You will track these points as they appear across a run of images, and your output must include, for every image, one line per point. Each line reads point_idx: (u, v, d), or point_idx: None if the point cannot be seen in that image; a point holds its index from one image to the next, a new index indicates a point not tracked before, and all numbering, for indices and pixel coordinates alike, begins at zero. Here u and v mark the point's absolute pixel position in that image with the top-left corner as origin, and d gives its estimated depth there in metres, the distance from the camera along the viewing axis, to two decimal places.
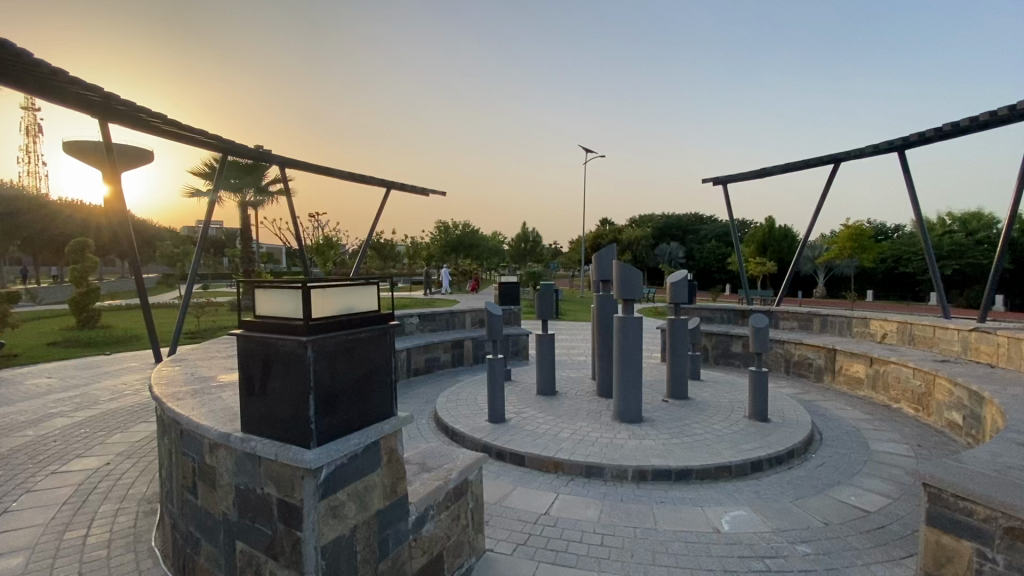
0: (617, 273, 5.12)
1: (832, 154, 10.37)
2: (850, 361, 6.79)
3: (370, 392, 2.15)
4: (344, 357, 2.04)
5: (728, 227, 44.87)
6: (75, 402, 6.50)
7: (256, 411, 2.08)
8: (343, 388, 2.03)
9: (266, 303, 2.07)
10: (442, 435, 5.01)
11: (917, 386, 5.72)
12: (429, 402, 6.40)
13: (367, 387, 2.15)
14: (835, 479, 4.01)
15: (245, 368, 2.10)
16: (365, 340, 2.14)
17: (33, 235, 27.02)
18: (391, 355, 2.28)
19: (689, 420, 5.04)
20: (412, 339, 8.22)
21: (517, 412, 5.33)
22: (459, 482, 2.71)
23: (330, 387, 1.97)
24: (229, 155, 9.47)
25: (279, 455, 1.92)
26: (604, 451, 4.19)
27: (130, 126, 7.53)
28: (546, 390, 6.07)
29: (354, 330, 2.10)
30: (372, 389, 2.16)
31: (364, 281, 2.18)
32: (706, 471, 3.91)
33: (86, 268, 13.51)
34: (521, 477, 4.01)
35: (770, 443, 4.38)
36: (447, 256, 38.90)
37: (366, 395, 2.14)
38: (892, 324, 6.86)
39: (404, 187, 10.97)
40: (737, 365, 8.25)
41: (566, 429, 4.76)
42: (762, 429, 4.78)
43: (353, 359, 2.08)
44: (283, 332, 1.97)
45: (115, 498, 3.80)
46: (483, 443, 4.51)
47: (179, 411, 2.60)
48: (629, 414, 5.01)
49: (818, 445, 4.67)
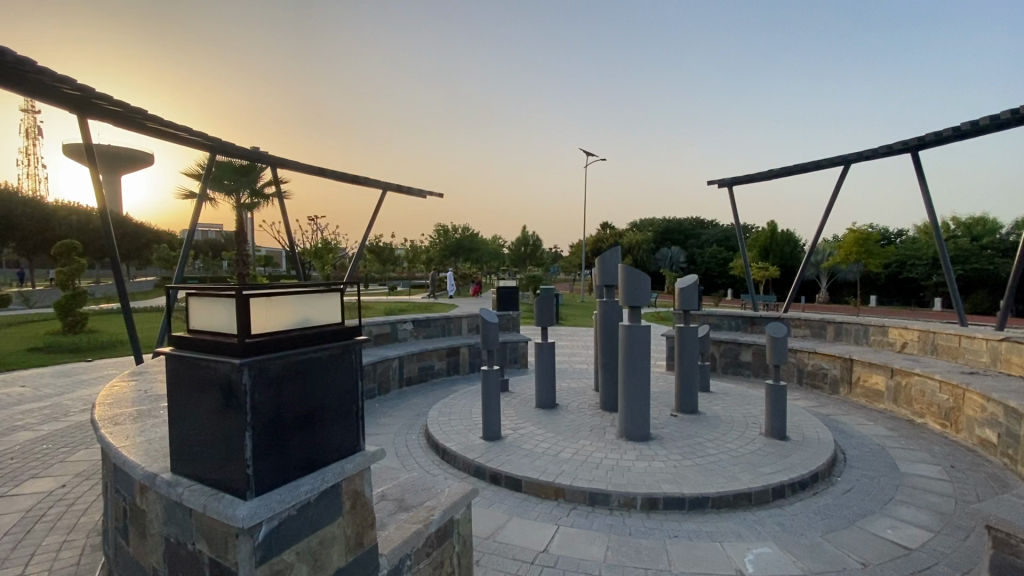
0: (622, 277, 4.69)
1: (842, 156, 10.02)
2: (869, 372, 6.39)
3: (328, 424, 1.75)
4: (295, 383, 1.64)
5: (730, 231, 44.53)
6: (44, 414, 6.09)
7: (186, 448, 1.69)
8: (292, 422, 1.64)
9: (202, 314, 1.68)
10: (432, 454, 4.60)
11: (944, 400, 5.31)
12: (420, 415, 5.99)
13: (326, 418, 1.75)
14: (866, 507, 3.60)
15: (174, 395, 1.71)
16: (323, 362, 1.74)
17: (27, 236, 26.63)
18: (358, 379, 1.89)
19: (701, 438, 4.64)
20: (406, 346, 7.83)
21: (514, 427, 4.93)
22: (443, 523, 2.31)
23: (274, 422, 1.58)
24: (218, 154, 9.10)
25: (207, 507, 1.53)
26: (609, 475, 3.78)
27: (109, 121, 7.14)
28: (546, 403, 5.67)
29: (309, 349, 1.70)
30: (331, 420, 1.77)
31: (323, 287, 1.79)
32: (723, 499, 3.51)
33: (74, 270, 13.01)
34: (517, 505, 3.60)
35: (792, 466, 3.97)
36: (446, 260, 38.56)
37: (324, 430, 1.74)
38: (913, 333, 6.46)
39: (400, 188, 10.59)
40: (746, 375, 7.87)
41: (567, 448, 4.36)
42: (781, 449, 4.37)
43: (307, 386, 1.68)
44: (215, 353, 1.57)
45: (62, 529, 3.39)
46: (476, 464, 4.11)
47: (112, 440, 2.20)
48: (635, 431, 4.61)
49: (843, 468, 4.26)
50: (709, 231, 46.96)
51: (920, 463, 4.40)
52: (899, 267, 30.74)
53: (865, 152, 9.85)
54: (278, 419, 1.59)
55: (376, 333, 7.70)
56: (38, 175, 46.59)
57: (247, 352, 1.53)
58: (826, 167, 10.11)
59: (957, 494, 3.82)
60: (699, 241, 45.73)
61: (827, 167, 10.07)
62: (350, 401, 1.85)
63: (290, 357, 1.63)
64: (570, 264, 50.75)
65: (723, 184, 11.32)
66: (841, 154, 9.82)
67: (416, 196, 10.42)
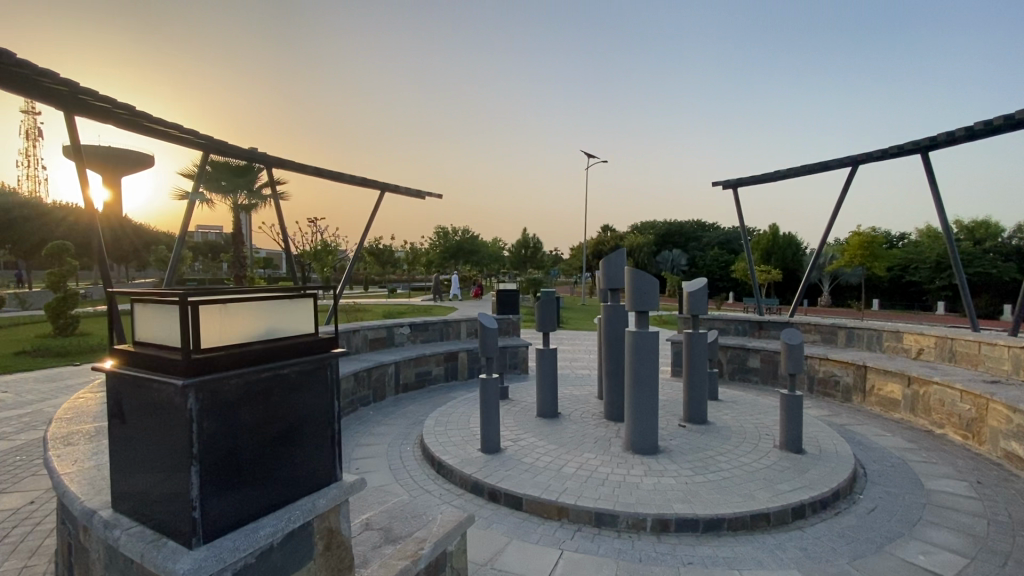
0: (629, 281, 4.43)
1: (849, 157, 9.79)
2: (884, 380, 6.12)
3: (297, 452, 1.50)
4: (257, 406, 1.39)
5: (731, 234, 44.29)
6: (23, 422, 5.83)
7: (129, 482, 1.44)
8: (252, 452, 1.39)
9: (148, 324, 1.44)
10: (428, 467, 4.35)
11: (965, 411, 5.04)
12: (416, 424, 5.73)
13: (295, 445, 1.50)
14: (893, 528, 3.34)
15: (115, 418, 1.46)
16: (290, 380, 1.49)
17: (25, 237, 26.42)
18: (336, 397, 1.64)
19: (712, 451, 4.37)
20: (402, 351, 7.57)
21: (514, 439, 4.67)
22: (434, 557, 2.05)
23: (229, 454, 1.33)
24: (212, 153, 8.89)
25: (147, 557, 1.28)
26: (616, 493, 3.53)
27: (98, 119, 6.93)
28: (548, 413, 5.41)
29: (273, 364, 1.45)
30: (301, 447, 1.52)
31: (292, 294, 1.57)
32: (739, 520, 3.25)
33: (67, 272, 12.74)
34: (517, 526, 3.34)
35: (811, 483, 3.72)
36: (446, 262, 38.32)
37: (292, 459, 1.49)
38: (930, 339, 6.20)
39: (398, 189, 10.37)
40: (754, 382, 7.62)
41: (571, 462, 4.10)
42: (798, 464, 4.10)
43: (271, 408, 1.43)
44: (156, 372, 1.32)
45: (24, 552, 3.13)
46: (473, 480, 3.85)
47: (59, 465, 1.95)
48: (642, 444, 4.35)
49: (865, 484, 3.99)
50: (711, 234, 46.80)
51: (945, 478, 4.14)
52: (902, 270, 30.49)
53: (873, 153, 9.63)
54: (234, 450, 1.34)
55: (372, 338, 7.44)
56: (40, 176, 46.56)
57: (194, 371, 1.27)
58: (834, 168, 9.88)
59: (990, 513, 3.54)
60: (699, 244, 45.51)
61: (835, 168, 9.84)
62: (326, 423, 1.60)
63: (250, 375, 1.38)
64: (571, 267, 50.52)
65: (727, 186, 11.10)
66: (849, 155, 9.59)
67: (414, 197, 10.19)
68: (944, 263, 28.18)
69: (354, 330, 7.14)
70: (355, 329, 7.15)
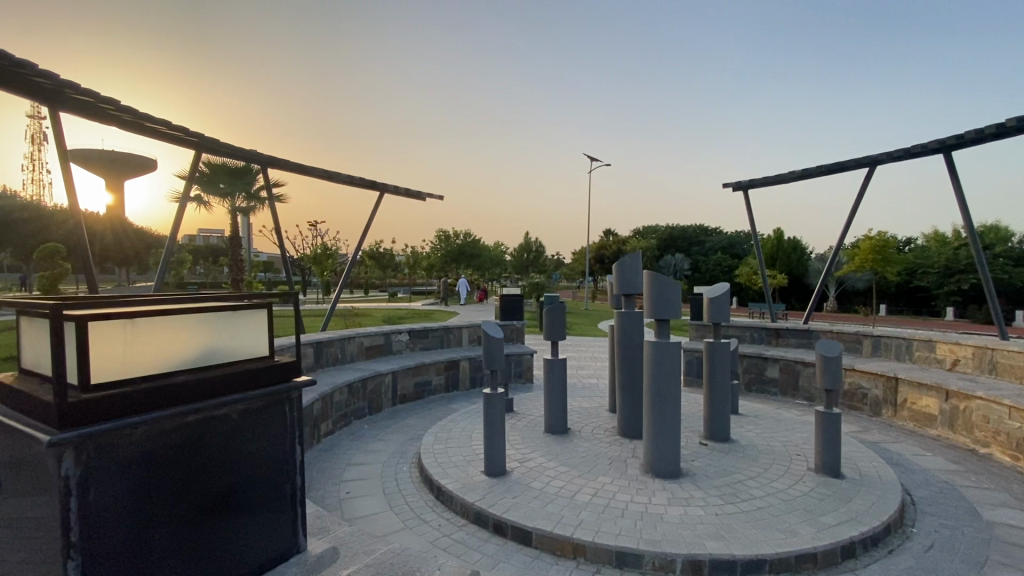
0: (648, 286, 3.98)
1: (868, 158, 9.39)
2: (919, 393, 5.71)
3: (235, 521, 1.14)
4: (186, 458, 1.05)
5: (735, 239, 43.92)
6: None
7: None
8: (179, 520, 1.04)
9: (40, 344, 1.09)
10: (426, 492, 3.95)
11: (1014, 429, 4.61)
12: (413, 439, 5.31)
13: (233, 511, 1.14)
14: (959, 571, 2.91)
15: None
16: (227, 426, 1.12)
17: (22, 241, 26.06)
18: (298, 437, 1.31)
19: (741, 475, 3.95)
20: (400, 359, 7.16)
21: (520, 458, 4.26)
22: None
23: (143, 526, 0.98)
24: (205, 152, 8.51)
25: None
26: (639, 527, 3.11)
27: (83, 115, 6.55)
28: (557, 429, 4.99)
29: (202, 406, 1.08)
30: (241, 514, 1.15)
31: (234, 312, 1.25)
32: (783, 561, 2.82)
33: (56, 276, 12.32)
34: (527, 566, 2.92)
35: (857, 515, 3.30)
36: (447, 266, 37.93)
37: (238, 522, 1.15)
38: (966, 349, 5.77)
39: (399, 190, 10.01)
40: (773, 393, 7.21)
41: (585, 488, 3.68)
42: (838, 491, 3.67)
43: (196, 466, 1.07)
44: (30, 418, 0.96)
45: None
46: (476, 508, 3.43)
47: None
48: (664, 468, 3.91)
49: (916, 516, 3.57)
50: (714, 239, 46.39)
51: (1005, 506, 3.70)
52: (910, 275, 30.03)
53: (893, 153, 9.22)
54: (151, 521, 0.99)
55: (368, 345, 7.03)
56: (41, 180, 46.42)
57: (87, 416, 0.92)
58: (851, 168, 9.48)
59: None
60: (702, 249, 45.15)
61: (853, 169, 9.43)
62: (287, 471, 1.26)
63: (164, 423, 1.01)
64: (573, 272, 50.12)
65: (738, 187, 10.69)
66: (868, 155, 9.19)
67: (415, 199, 9.79)
68: (953, 269, 27.69)
69: (349, 338, 6.73)
70: (351, 336, 6.75)
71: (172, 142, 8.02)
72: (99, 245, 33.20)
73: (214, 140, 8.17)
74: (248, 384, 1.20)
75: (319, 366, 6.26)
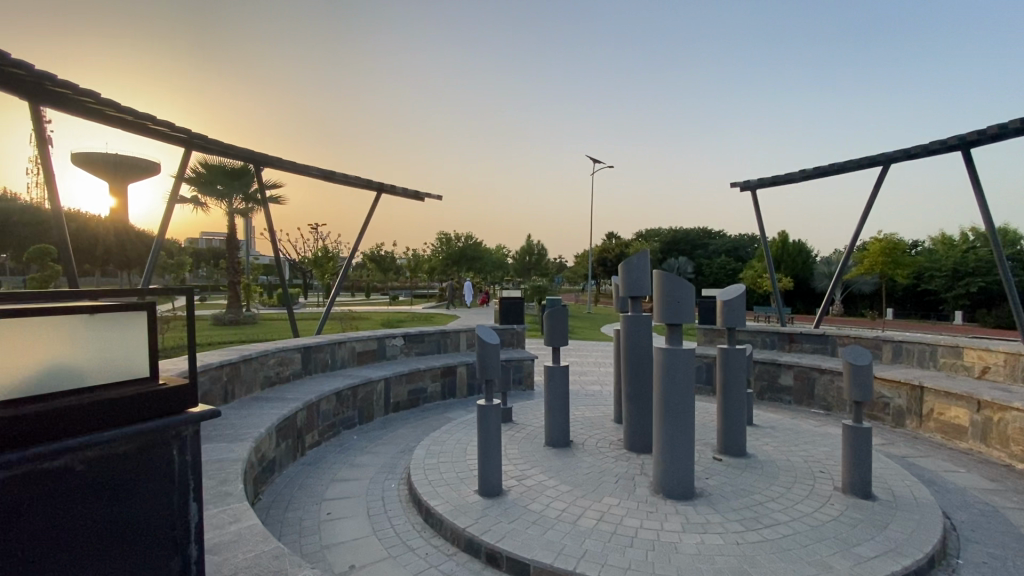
0: (657, 286, 3.60)
1: (882, 156, 9.04)
2: (947, 403, 5.33)
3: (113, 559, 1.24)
4: (69, 495, 1.15)
5: (739, 242, 43.61)
6: None
7: None
8: (61, 556, 1.16)
9: None
10: (414, 514, 3.59)
11: None
12: (405, 452, 4.96)
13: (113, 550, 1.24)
14: None
15: None
16: (114, 468, 1.23)
17: (19, 243, 25.80)
18: (195, 455, 1.41)
19: (762, 496, 3.57)
20: (393, 365, 6.81)
21: (518, 476, 3.90)
22: None
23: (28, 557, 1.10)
24: (195, 150, 8.21)
25: None
26: (652, 560, 2.74)
27: (62, 109, 6.24)
28: (560, 442, 4.63)
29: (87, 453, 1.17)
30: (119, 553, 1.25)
31: (105, 318, 1.32)
32: None
33: (46, 278, 11.99)
34: None
35: (896, 546, 2.92)
36: (449, 269, 37.59)
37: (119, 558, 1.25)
38: (997, 356, 5.39)
39: (397, 190, 9.69)
40: (787, 401, 6.84)
41: (590, 511, 3.31)
42: (872, 516, 3.30)
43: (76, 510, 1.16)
44: None
45: None
46: (467, 535, 3.07)
47: None
48: (676, 488, 3.53)
49: (959, 546, 3.19)
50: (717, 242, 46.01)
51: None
52: (917, 279, 29.59)
53: (908, 151, 8.87)
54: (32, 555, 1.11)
55: (360, 350, 6.68)
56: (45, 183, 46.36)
57: None
58: (865, 167, 9.12)
59: None
60: (706, 252, 44.83)
61: (866, 168, 9.09)
62: (184, 488, 1.37)
63: (44, 469, 1.10)
64: (574, 275, 49.77)
65: (746, 187, 10.33)
66: (883, 153, 8.83)
67: (412, 199, 9.47)
68: (962, 272, 27.25)
69: (340, 343, 6.39)
70: (341, 341, 6.41)
71: (160, 138, 7.70)
72: (98, 247, 32.92)
73: (203, 138, 7.87)
74: (134, 417, 1.28)
75: (307, 373, 5.92)
